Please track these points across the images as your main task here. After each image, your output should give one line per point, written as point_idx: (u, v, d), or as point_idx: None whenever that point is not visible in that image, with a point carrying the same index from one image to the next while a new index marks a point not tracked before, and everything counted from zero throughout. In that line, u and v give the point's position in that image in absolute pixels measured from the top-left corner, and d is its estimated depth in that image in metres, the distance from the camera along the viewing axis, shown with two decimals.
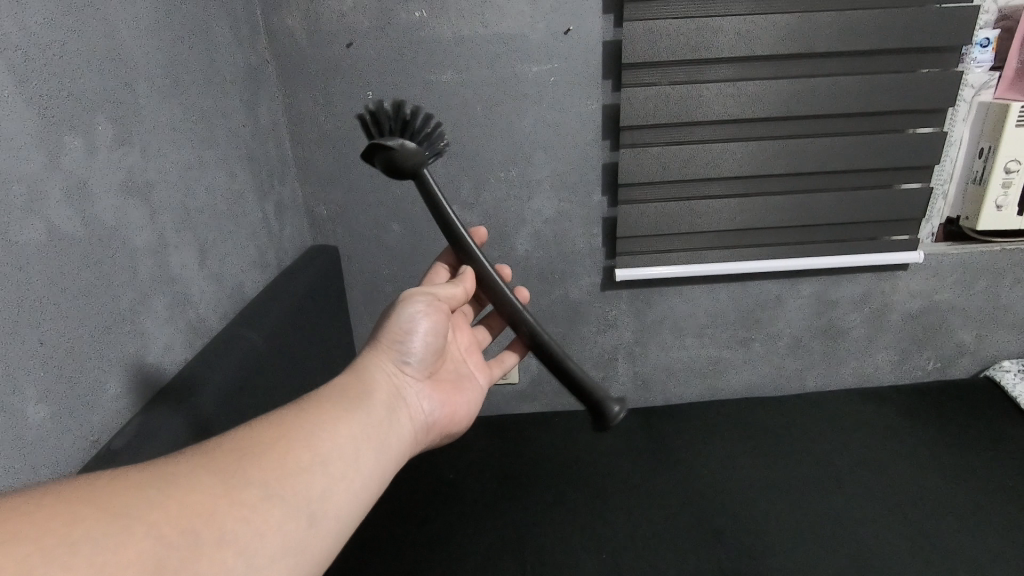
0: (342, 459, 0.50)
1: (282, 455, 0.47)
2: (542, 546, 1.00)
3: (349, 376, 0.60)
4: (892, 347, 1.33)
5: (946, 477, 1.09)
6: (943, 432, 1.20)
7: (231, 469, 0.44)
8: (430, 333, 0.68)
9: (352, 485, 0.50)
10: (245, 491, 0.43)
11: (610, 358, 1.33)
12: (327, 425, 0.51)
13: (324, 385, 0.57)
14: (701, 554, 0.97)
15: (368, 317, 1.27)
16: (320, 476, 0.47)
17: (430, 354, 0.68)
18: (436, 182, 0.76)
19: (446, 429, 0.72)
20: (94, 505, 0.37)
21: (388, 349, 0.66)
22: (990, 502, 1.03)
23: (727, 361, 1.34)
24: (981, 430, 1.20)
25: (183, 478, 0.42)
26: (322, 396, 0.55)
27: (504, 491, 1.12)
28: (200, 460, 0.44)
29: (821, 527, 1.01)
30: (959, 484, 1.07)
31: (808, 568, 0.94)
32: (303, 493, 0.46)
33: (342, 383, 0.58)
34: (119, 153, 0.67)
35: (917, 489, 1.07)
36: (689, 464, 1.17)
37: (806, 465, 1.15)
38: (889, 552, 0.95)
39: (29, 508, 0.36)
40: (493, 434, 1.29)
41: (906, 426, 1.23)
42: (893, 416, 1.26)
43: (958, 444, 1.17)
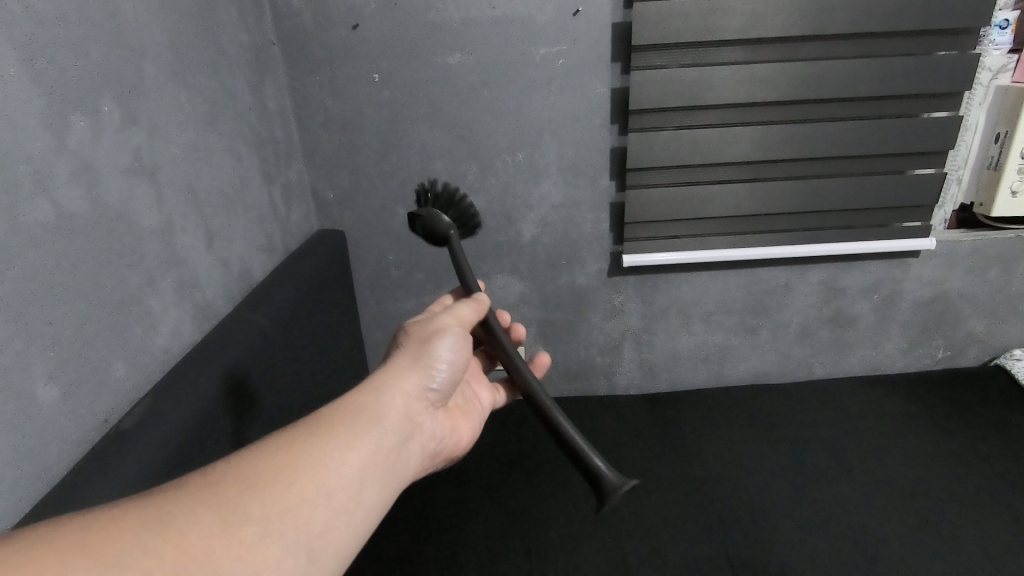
0: (347, 491, 0.49)
1: (286, 487, 0.45)
2: (547, 531, 1.01)
3: (366, 393, 0.58)
4: (901, 335, 1.32)
5: (953, 465, 1.09)
6: (952, 421, 1.20)
7: (232, 504, 0.43)
8: (455, 361, 0.66)
9: (354, 518, 0.49)
10: (245, 528, 0.42)
11: (616, 344, 1.32)
12: (336, 452, 0.50)
13: (338, 403, 0.55)
14: (706, 541, 0.97)
15: (373, 303, 1.28)
16: (322, 510, 0.47)
17: (449, 382, 0.66)
18: (463, 248, 0.82)
19: (450, 454, 0.72)
20: (88, 552, 0.36)
21: (414, 368, 0.63)
22: (999, 495, 1.02)
23: (733, 349, 1.33)
24: (992, 420, 1.19)
25: (180, 516, 0.40)
26: (332, 417, 0.53)
27: (511, 477, 1.13)
28: (200, 494, 0.42)
29: (828, 516, 1.01)
30: (966, 472, 1.07)
31: (814, 557, 0.93)
32: (304, 528, 0.45)
33: (358, 400, 0.56)
34: (124, 134, 0.67)
35: (926, 478, 1.07)
36: (695, 450, 1.17)
37: (813, 453, 1.15)
38: (896, 541, 0.95)
39: (20, 558, 0.34)
40: (499, 420, 1.29)
41: (914, 414, 1.23)
42: (900, 405, 1.26)
43: (967, 433, 1.16)
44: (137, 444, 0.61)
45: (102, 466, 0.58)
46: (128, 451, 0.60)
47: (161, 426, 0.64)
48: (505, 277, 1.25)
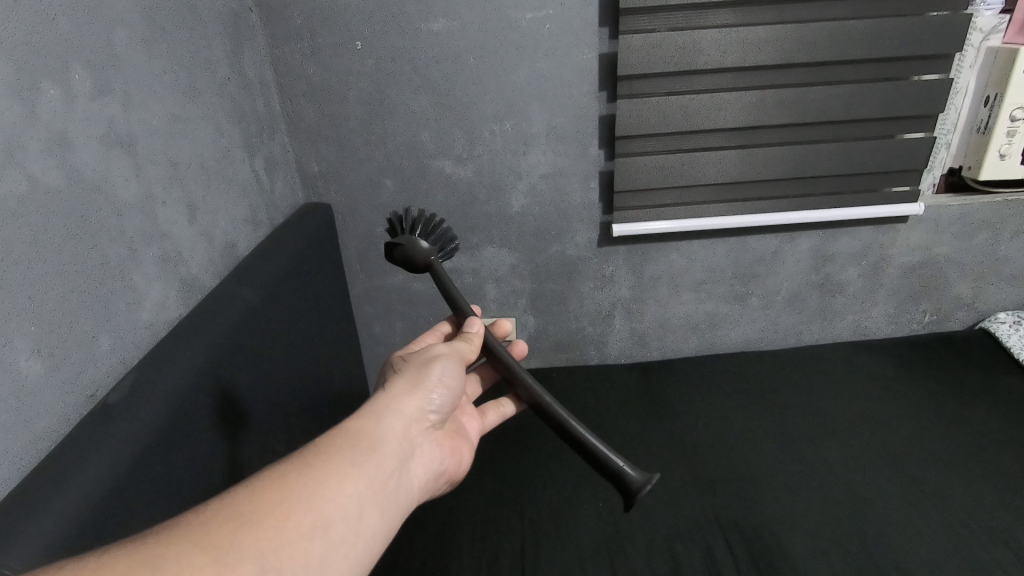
0: (346, 521, 0.47)
1: (279, 524, 0.43)
2: (541, 500, 1.02)
3: (363, 420, 0.56)
4: (888, 301, 1.33)
5: (937, 428, 1.12)
6: (936, 384, 1.22)
7: (224, 544, 0.41)
8: (452, 385, 0.65)
9: (355, 550, 0.47)
10: (237, 567, 0.40)
11: (607, 314, 1.33)
12: (333, 482, 0.48)
13: (334, 432, 0.53)
14: (696, 505, 0.99)
15: (363, 277, 1.27)
16: (318, 543, 0.45)
17: (447, 402, 0.65)
18: (447, 272, 0.84)
19: (451, 479, 0.70)
20: None
21: (411, 391, 0.61)
22: (984, 457, 1.04)
23: (722, 317, 1.34)
24: (976, 383, 1.21)
25: (171, 560, 0.39)
26: (327, 446, 0.51)
27: (505, 448, 1.14)
28: (191, 535, 0.41)
29: (815, 479, 1.03)
30: (949, 435, 1.10)
31: (800, 518, 0.96)
32: (300, 563, 0.43)
33: (354, 427, 0.54)
34: (98, 104, 0.65)
35: (911, 440, 1.09)
36: (685, 417, 1.19)
37: (801, 418, 1.17)
38: (880, 501, 0.98)
39: None
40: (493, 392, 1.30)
41: (900, 378, 1.25)
42: (887, 369, 1.28)
43: (950, 396, 1.18)
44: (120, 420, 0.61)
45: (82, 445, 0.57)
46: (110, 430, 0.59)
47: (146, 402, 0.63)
48: (495, 249, 1.24)
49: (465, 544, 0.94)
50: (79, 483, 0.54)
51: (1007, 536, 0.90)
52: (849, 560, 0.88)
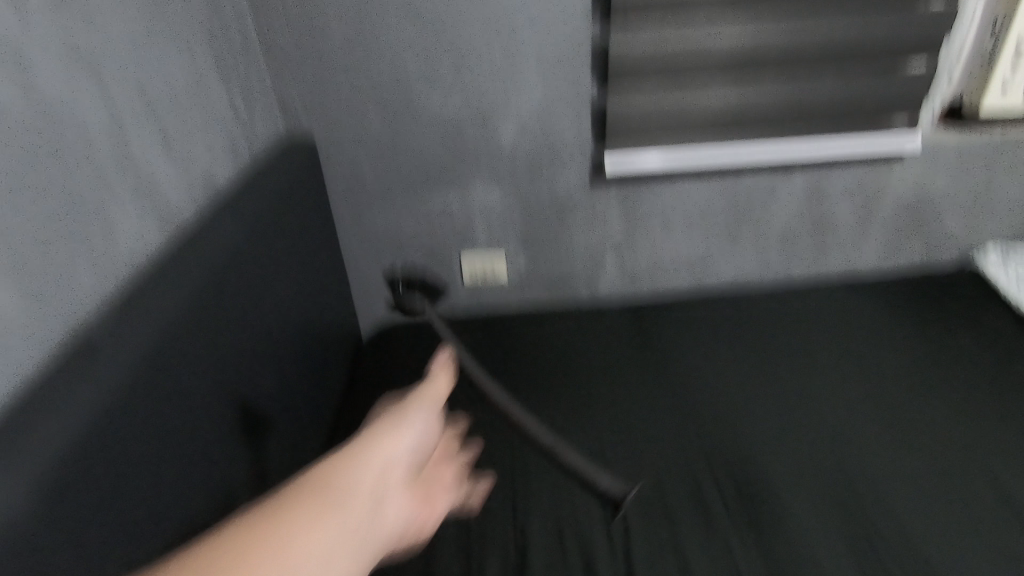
0: None
1: None
2: (529, 434, 1.00)
3: (325, 475, 0.44)
4: (880, 238, 1.33)
5: (925, 359, 1.11)
6: (926, 313, 1.22)
7: None
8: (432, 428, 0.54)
9: None
10: None
11: (598, 252, 1.32)
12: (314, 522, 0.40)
13: (285, 492, 0.41)
14: (684, 437, 0.98)
15: (350, 216, 1.24)
16: None
17: (423, 450, 0.53)
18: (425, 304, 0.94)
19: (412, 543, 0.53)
20: None
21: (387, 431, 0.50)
22: (972, 391, 1.04)
23: (715, 255, 1.34)
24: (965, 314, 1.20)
25: None
26: (302, 487, 0.42)
27: (492, 383, 1.12)
28: None
29: (802, 411, 1.02)
30: (935, 365, 1.10)
31: (787, 450, 0.95)
32: None
33: (316, 480, 0.43)
34: (57, 17, 0.61)
35: (899, 368, 1.10)
36: (674, 352, 1.17)
37: (791, 353, 1.15)
38: (866, 432, 0.97)
39: None
40: (481, 329, 1.28)
41: (890, 310, 1.24)
42: (878, 301, 1.27)
43: (937, 325, 1.19)
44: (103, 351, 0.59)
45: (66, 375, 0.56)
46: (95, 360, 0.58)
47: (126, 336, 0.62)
48: (485, 186, 1.22)
49: None
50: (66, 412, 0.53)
51: (989, 471, 0.90)
52: (830, 492, 0.88)
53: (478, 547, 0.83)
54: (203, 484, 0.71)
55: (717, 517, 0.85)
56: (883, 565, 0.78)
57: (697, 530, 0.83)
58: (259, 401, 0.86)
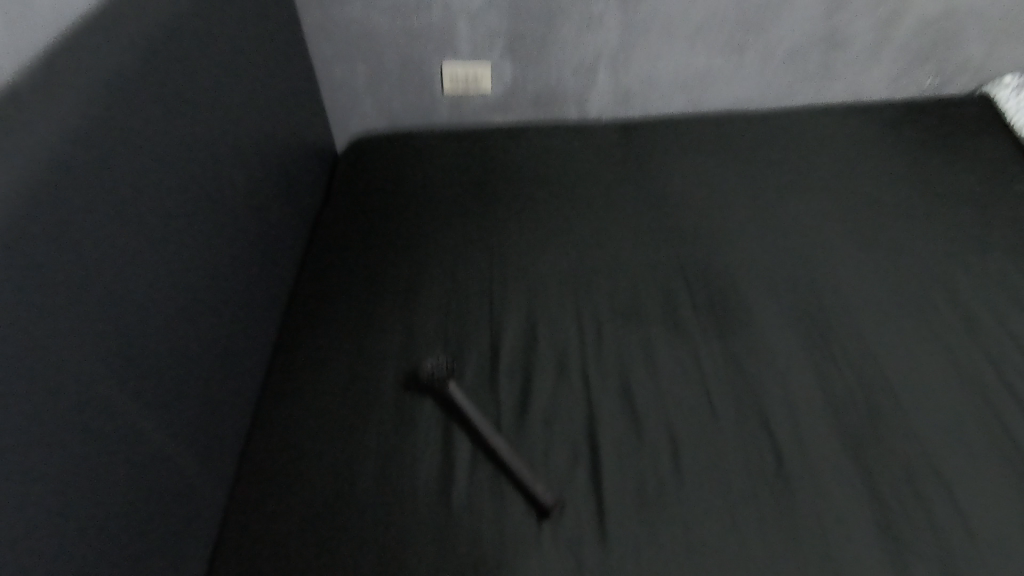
0: None
1: None
2: (508, 244, 0.97)
3: None
4: (893, 58, 1.24)
5: (922, 175, 1.06)
6: (928, 134, 1.16)
7: None
8: None
9: None
10: None
11: (591, 64, 1.22)
12: None
13: None
14: (666, 248, 0.95)
15: (315, 11, 1.11)
16: None
17: None
18: None
19: None
20: None
21: None
22: (962, 211, 0.99)
23: (715, 73, 1.25)
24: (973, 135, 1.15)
25: None
26: None
27: (473, 196, 1.07)
28: None
29: (789, 226, 0.98)
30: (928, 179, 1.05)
31: (769, 261, 0.92)
32: None
33: None
34: None
35: (895, 182, 1.05)
36: (662, 168, 1.12)
37: (785, 170, 1.10)
38: (853, 246, 0.94)
39: None
40: (462, 142, 1.20)
41: (893, 130, 1.18)
42: (883, 120, 1.20)
43: (940, 143, 1.13)
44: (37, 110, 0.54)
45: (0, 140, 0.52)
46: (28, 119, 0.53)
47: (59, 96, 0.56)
48: None
49: (435, 281, 0.91)
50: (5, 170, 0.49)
51: (954, 288, 0.86)
52: (797, 298, 0.86)
53: (455, 344, 0.83)
54: (175, 268, 0.68)
55: (685, 320, 0.84)
56: (832, 364, 0.77)
57: (661, 332, 0.83)
58: (229, 197, 0.83)
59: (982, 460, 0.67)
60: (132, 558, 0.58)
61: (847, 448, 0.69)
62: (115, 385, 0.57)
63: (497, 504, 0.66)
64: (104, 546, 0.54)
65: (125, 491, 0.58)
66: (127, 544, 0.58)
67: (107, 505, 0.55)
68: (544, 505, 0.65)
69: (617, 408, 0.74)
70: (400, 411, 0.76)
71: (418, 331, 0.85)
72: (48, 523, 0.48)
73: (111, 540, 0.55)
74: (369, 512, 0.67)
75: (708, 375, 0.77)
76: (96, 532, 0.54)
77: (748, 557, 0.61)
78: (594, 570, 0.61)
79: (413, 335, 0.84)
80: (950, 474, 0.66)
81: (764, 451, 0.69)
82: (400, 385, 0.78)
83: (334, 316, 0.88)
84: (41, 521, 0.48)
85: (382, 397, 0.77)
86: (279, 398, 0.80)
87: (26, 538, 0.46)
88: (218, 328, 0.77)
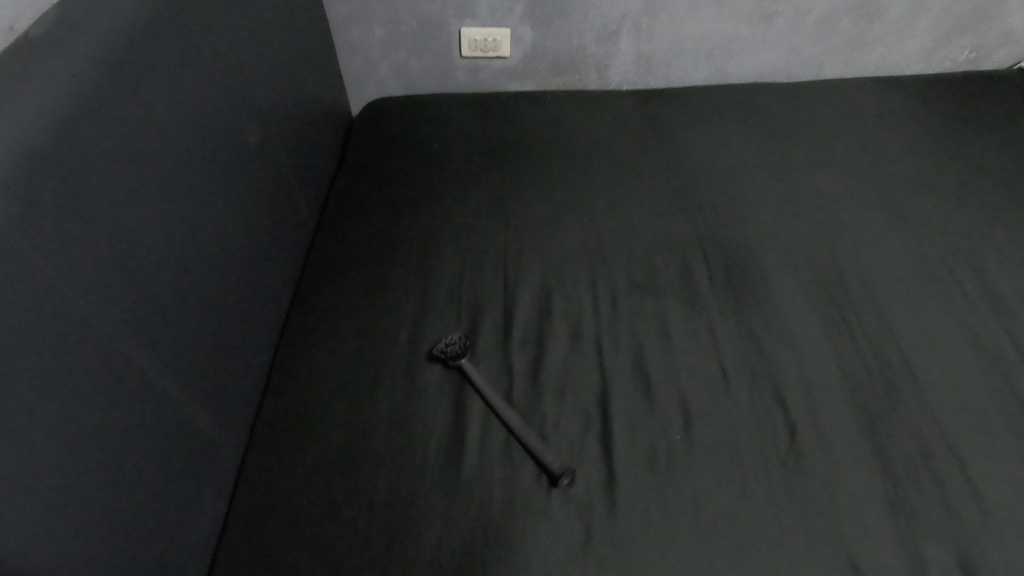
0: None
1: None
2: (523, 212, 0.96)
3: None
4: (929, 30, 1.19)
5: (953, 152, 1.03)
6: (960, 109, 1.12)
7: None
8: None
9: None
10: None
11: (614, 30, 1.18)
12: None
13: None
14: (684, 221, 0.93)
15: None
16: None
17: None
18: None
19: None
20: None
21: None
22: (994, 189, 0.95)
23: (742, 41, 1.21)
24: (1008, 111, 1.10)
25: None
26: None
27: (488, 162, 1.05)
28: None
29: (812, 201, 0.95)
30: (961, 157, 1.02)
31: (791, 236, 0.90)
32: None
33: None
34: None
35: (924, 158, 1.02)
36: (683, 139, 1.09)
37: (810, 143, 1.07)
38: (877, 222, 0.91)
39: None
40: (478, 108, 1.18)
41: (925, 105, 1.13)
42: (916, 94, 1.16)
43: (974, 120, 1.09)
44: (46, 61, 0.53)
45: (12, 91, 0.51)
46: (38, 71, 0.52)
47: (66, 47, 0.55)
48: None
49: (449, 247, 0.91)
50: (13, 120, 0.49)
51: (982, 267, 0.84)
52: (817, 275, 0.84)
53: (467, 312, 0.82)
54: (187, 232, 0.68)
55: (702, 294, 0.82)
56: (851, 343, 0.76)
57: (677, 305, 0.81)
58: (242, 161, 0.82)
59: (1001, 443, 0.66)
60: (150, 511, 0.60)
61: (862, 426, 0.68)
62: (129, 342, 0.57)
63: (508, 470, 0.67)
64: (122, 498, 0.56)
65: (141, 447, 0.59)
66: (144, 498, 0.59)
67: (125, 460, 0.56)
68: (552, 472, 0.65)
69: (629, 380, 0.74)
70: (412, 377, 0.76)
71: (430, 297, 0.84)
72: (66, 474, 0.49)
73: (129, 493, 0.57)
74: (381, 474, 0.67)
75: (723, 350, 0.76)
76: (115, 486, 0.55)
77: (757, 530, 0.60)
78: (602, 536, 0.61)
79: (427, 301, 0.84)
80: (968, 456, 0.65)
81: (777, 427, 0.68)
82: (413, 351, 0.78)
83: (348, 280, 0.88)
84: (60, 470, 0.49)
85: (394, 362, 0.77)
86: (292, 360, 0.80)
87: (46, 487, 0.47)
88: (230, 293, 0.77)
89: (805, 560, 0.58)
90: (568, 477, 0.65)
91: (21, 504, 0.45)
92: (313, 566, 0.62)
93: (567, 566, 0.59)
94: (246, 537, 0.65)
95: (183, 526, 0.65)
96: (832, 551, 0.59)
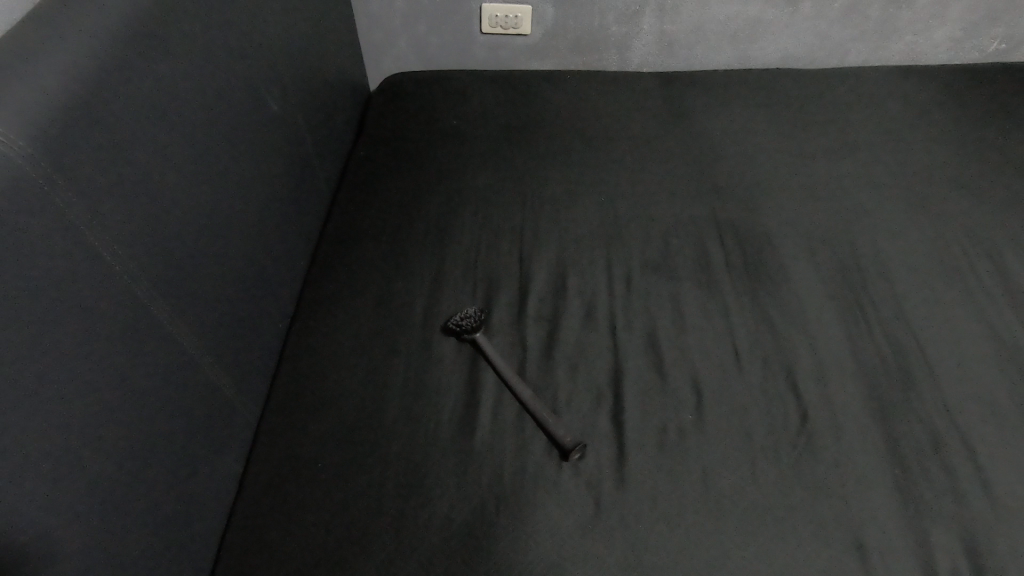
0: None
1: None
2: (542, 189, 0.95)
3: None
4: (959, 17, 1.17)
5: (977, 141, 1.01)
6: (987, 99, 1.10)
7: None
8: None
9: None
10: None
11: (636, 9, 1.17)
12: None
13: None
14: (701, 203, 0.93)
15: None
16: None
17: None
18: None
19: None
20: None
21: None
22: (1017, 180, 0.94)
23: (767, 25, 1.19)
24: None
25: None
26: None
27: (506, 139, 1.05)
28: None
29: (830, 186, 0.95)
30: (985, 147, 1.00)
31: (808, 221, 0.89)
32: None
33: None
34: None
35: (947, 148, 1.00)
36: (704, 122, 1.08)
37: (830, 130, 1.05)
38: (896, 210, 0.90)
39: None
40: (497, 85, 1.17)
41: (951, 94, 1.12)
42: (942, 83, 1.14)
43: (1000, 109, 1.07)
44: (79, 23, 0.55)
45: (21, 48, 0.51)
46: (63, 31, 0.53)
47: (99, 10, 0.57)
48: None
49: (466, 223, 0.91)
50: (33, 79, 0.50)
51: (1001, 258, 0.83)
52: (834, 261, 0.83)
53: (484, 287, 0.82)
54: (210, 198, 0.69)
55: (716, 276, 0.82)
56: (866, 329, 0.75)
57: (691, 287, 0.81)
58: (266, 131, 0.83)
59: (1013, 432, 0.65)
60: (171, 467, 0.61)
61: (874, 411, 0.68)
62: (153, 302, 0.59)
63: (520, 442, 0.67)
64: (146, 451, 0.58)
65: (167, 404, 0.61)
66: (168, 453, 0.61)
67: (149, 415, 0.58)
68: (564, 446, 0.65)
69: (642, 359, 0.74)
70: (427, 348, 0.77)
71: (447, 272, 0.84)
72: (90, 425, 0.51)
73: (152, 447, 0.58)
74: (396, 442, 0.68)
75: (737, 332, 0.76)
76: (135, 440, 0.56)
77: (764, 507, 0.61)
78: (610, 509, 0.62)
79: (443, 275, 0.84)
80: (978, 443, 0.65)
81: (788, 407, 0.68)
82: (428, 324, 0.79)
83: (365, 252, 0.88)
84: (86, 420, 0.50)
85: (409, 333, 0.78)
86: (309, 329, 0.81)
87: (71, 435, 0.49)
88: (251, 260, 0.78)
89: (811, 540, 0.59)
90: (579, 452, 0.66)
91: (47, 450, 0.46)
92: (329, 528, 0.63)
93: (576, 537, 0.60)
94: (264, 498, 0.67)
95: (203, 484, 0.66)
96: (838, 532, 0.59)
